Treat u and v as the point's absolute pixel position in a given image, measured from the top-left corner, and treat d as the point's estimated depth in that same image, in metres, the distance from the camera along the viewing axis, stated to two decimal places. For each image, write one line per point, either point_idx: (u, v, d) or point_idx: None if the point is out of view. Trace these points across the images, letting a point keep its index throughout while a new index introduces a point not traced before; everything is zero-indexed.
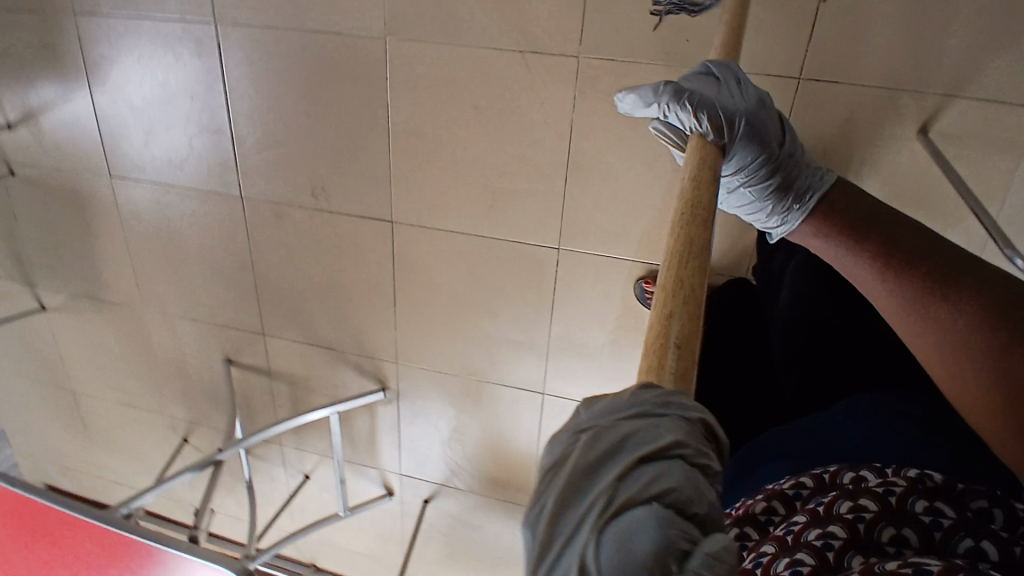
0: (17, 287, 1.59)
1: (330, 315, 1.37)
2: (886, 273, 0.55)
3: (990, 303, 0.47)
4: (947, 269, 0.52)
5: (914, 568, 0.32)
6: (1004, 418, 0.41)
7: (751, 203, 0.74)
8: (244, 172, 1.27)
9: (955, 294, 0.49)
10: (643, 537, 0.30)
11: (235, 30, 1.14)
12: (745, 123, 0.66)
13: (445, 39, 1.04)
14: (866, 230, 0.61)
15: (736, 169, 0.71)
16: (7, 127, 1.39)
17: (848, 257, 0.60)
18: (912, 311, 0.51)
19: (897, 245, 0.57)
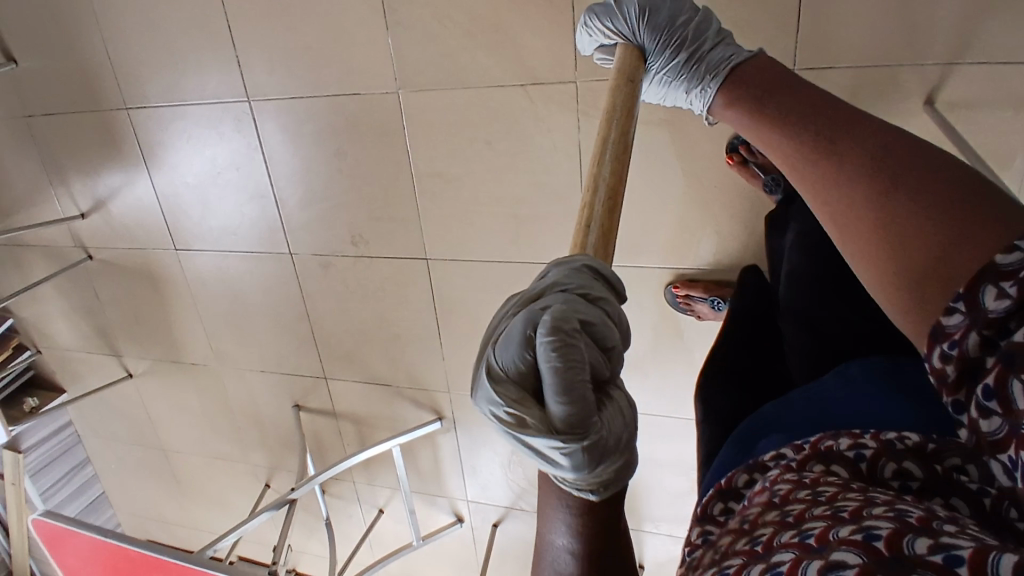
0: (106, 359, 1.76)
1: (383, 354, 1.45)
2: (788, 139, 0.61)
3: (870, 152, 0.53)
4: (833, 125, 0.58)
5: (865, 535, 0.34)
6: (894, 246, 0.48)
7: (680, 93, 0.80)
8: (290, 230, 1.37)
9: (843, 149, 0.55)
10: (519, 333, 0.45)
11: (267, 104, 1.25)
12: (649, 13, 0.76)
13: (453, 84, 1.11)
14: (774, 100, 0.65)
15: (658, 64, 0.79)
16: (81, 217, 1.55)
17: (757, 130, 0.65)
18: (817, 174, 0.57)
19: (791, 108, 0.62)
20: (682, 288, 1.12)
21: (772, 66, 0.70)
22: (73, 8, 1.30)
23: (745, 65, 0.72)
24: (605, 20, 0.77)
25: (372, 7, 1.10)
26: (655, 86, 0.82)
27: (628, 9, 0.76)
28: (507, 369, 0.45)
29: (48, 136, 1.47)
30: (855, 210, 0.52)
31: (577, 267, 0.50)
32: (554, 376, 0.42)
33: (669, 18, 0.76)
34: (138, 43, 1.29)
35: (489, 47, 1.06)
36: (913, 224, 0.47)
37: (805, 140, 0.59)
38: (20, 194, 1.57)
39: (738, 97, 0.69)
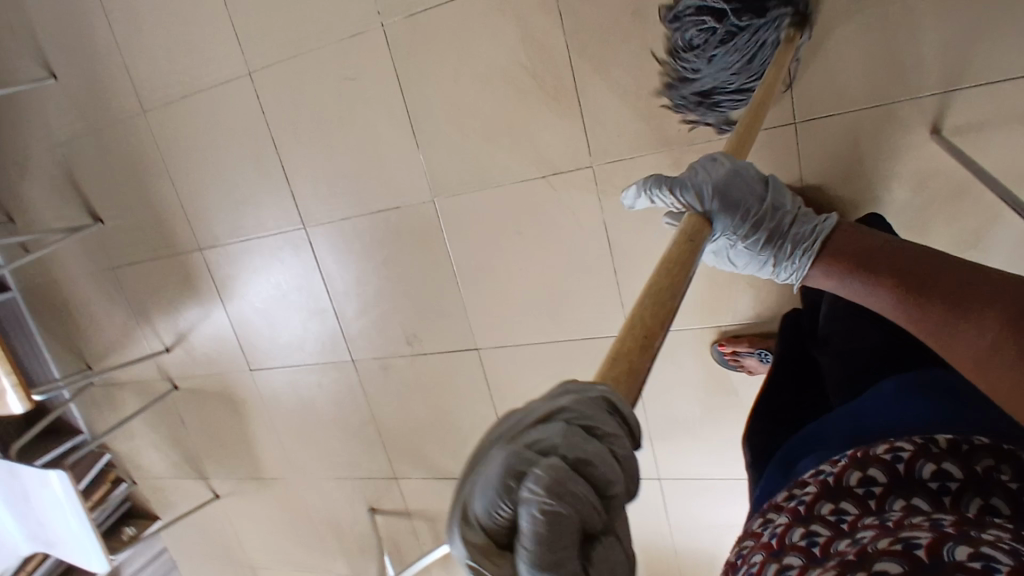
0: (194, 483, 1.85)
1: (447, 447, 1.48)
2: (907, 300, 0.55)
3: (1009, 307, 0.47)
4: (955, 285, 0.53)
5: (904, 544, 0.35)
6: None
7: (760, 265, 0.76)
8: (350, 338, 1.46)
9: (976, 309, 0.49)
10: (495, 468, 0.38)
11: (319, 227, 1.38)
12: (724, 192, 0.70)
13: (481, 184, 1.22)
14: (871, 257, 0.62)
15: (730, 237, 0.74)
16: (165, 351, 1.70)
17: (863, 286, 0.61)
18: (951, 338, 0.51)
19: (904, 267, 0.58)
20: (728, 345, 1.12)
21: (864, 233, 0.67)
22: (153, 170, 1.51)
23: (834, 235, 0.69)
24: (676, 191, 0.69)
25: (402, 129, 1.23)
26: (726, 254, 0.78)
27: (700, 186, 0.69)
28: (484, 511, 0.38)
29: (137, 282, 1.66)
30: (1003, 382, 0.45)
31: (589, 396, 0.44)
32: (528, 532, 0.36)
33: (742, 195, 0.71)
34: (205, 192, 1.47)
35: (509, 147, 1.17)
36: None
37: (929, 302, 0.53)
38: (112, 339, 1.75)
39: (840, 264, 0.66)
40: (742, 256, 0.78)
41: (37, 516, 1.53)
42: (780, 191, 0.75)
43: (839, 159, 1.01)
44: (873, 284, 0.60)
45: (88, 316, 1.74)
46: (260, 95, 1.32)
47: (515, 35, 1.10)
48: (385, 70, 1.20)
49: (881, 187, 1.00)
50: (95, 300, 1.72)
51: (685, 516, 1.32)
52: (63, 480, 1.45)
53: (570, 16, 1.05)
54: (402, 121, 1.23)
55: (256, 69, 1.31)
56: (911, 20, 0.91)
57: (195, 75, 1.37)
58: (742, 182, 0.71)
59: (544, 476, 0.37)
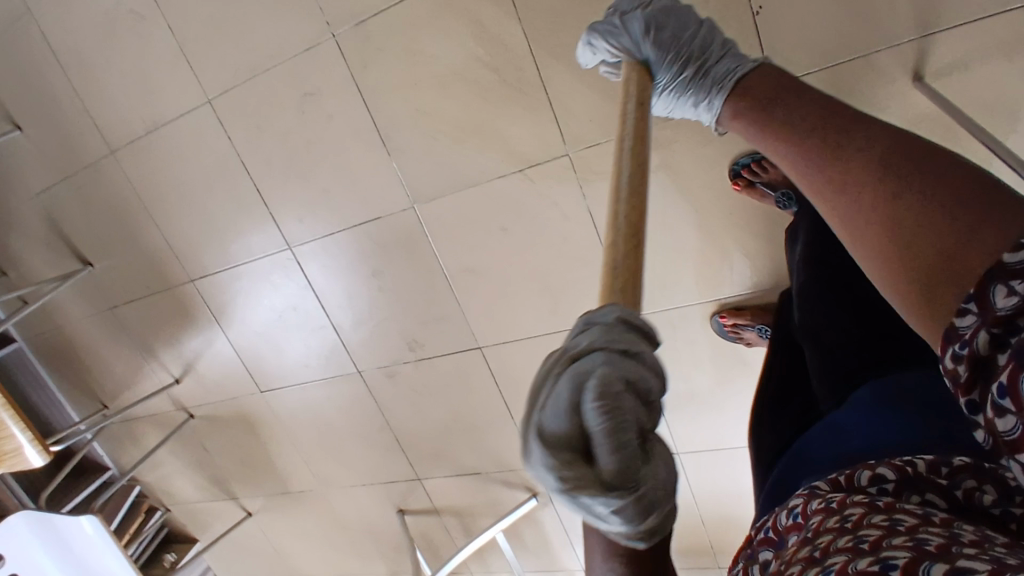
0: (225, 503, 1.89)
1: (465, 444, 1.48)
2: (792, 140, 0.57)
3: (878, 146, 0.49)
4: (838, 124, 0.54)
5: (880, 564, 0.31)
6: (903, 257, 0.42)
7: (691, 106, 0.78)
8: (353, 350, 1.46)
9: (850, 146, 0.51)
10: (567, 395, 0.38)
11: (304, 246, 1.37)
12: (650, 32, 0.77)
13: (459, 186, 1.19)
14: (771, 103, 0.64)
15: (665, 79, 0.79)
16: (176, 382, 1.71)
17: (760, 132, 0.63)
18: (825, 181, 0.52)
19: (797, 112, 0.59)
20: (728, 317, 1.10)
21: (776, 77, 0.67)
22: (132, 209, 1.49)
23: (750, 76, 0.70)
24: (604, 35, 0.77)
25: (370, 139, 1.20)
26: (667, 102, 0.81)
27: (631, 26, 0.77)
28: (555, 431, 0.37)
29: (137, 319, 1.66)
30: (858, 205, 0.48)
31: (611, 321, 0.42)
32: (604, 433, 0.36)
33: (671, 33, 0.77)
34: (186, 223, 1.45)
35: (481, 144, 1.14)
36: (920, 216, 0.42)
37: (810, 140, 0.55)
38: (121, 376, 1.76)
39: (745, 109, 0.67)
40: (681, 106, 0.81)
41: (75, 560, 1.57)
42: (717, 35, 0.78)
43: None
44: (766, 131, 0.62)
45: (96, 357, 1.75)
46: (223, 122, 1.29)
47: (470, 30, 1.06)
48: (343, 82, 1.17)
49: None
50: (99, 341, 1.73)
51: (709, 486, 1.32)
52: (95, 524, 1.48)
53: (524, 4, 1.01)
54: (368, 131, 1.20)
55: (214, 96, 1.27)
56: None
57: (155, 109, 1.34)
58: (670, 23, 0.77)
59: (605, 390, 0.38)
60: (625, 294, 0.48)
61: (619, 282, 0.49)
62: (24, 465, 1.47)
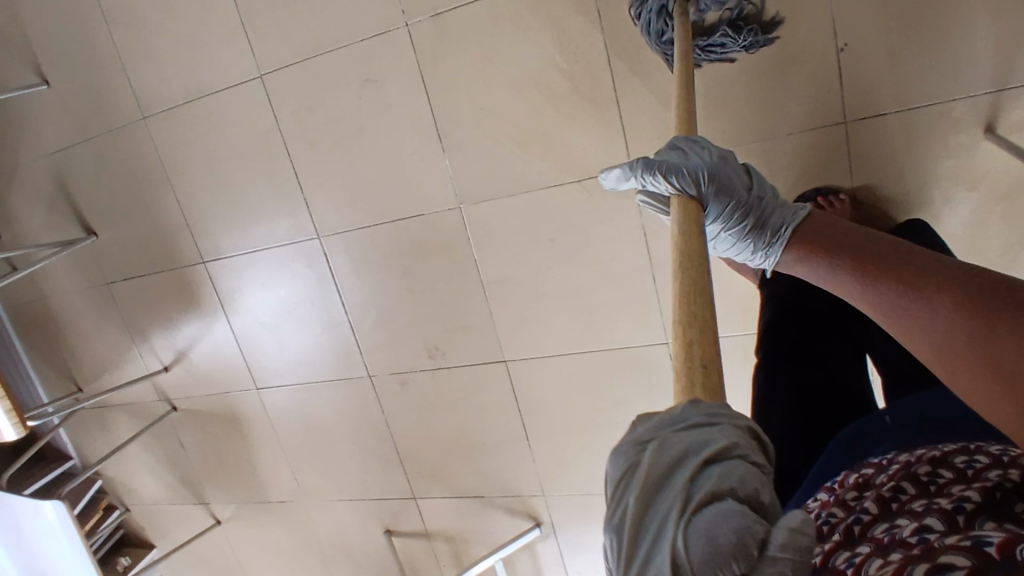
0: (193, 508, 1.75)
1: (471, 464, 1.41)
2: (863, 277, 0.54)
3: (964, 287, 0.47)
4: (914, 265, 0.52)
5: (975, 542, 0.34)
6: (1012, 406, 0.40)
7: (741, 253, 0.76)
8: (368, 353, 1.40)
9: (932, 286, 0.49)
10: (724, 534, 0.40)
11: (336, 237, 1.32)
12: (711, 179, 0.71)
13: (512, 191, 1.17)
14: (834, 241, 0.61)
15: (715, 224, 0.76)
16: (164, 370, 1.61)
17: (822, 268, 0.60)
18: (906, 321, 0.49)
19: (868, 251, 0.56)
20: None
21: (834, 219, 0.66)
22: (151, 180, 1.43)
23: (807, 223, 0.67)
24: (671, 177, 0.70)
25: (426, 133, 1.18)
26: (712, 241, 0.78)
27: (693, 170, 0.71)
28: (703, 565, 0.40)
29: (132, 299, 1.57)
30: (957, 350, 0.45)
31: (741, 430, 0.46)
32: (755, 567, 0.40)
33: (727, 183, 0.73)
34: (209, 202, 1.39)
35: (542, 150, 1.13)
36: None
37: (885, 279, 0.53)
38: (103, 358, 1.65)
39: (804, 249, 0.64)
40: (723, 246, 0.78)
41: (30, 548, 1.43)
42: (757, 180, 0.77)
43: (890, 160, 0.98)
44: (832, 267, 0.58)
45: (81, 336, 1.65)
46: (272, 99, 1.26)
47: (550, 33, 1.06)
48: (408, 73, 1.15)
49: (932, 188, 0.98)
50: (88, 318, 1.63)
51: None
52: (60, 508, 1.35)
53: (609, 14, 1.02)
54: (426, 125, 1.18)
55: (269, 72, 1.24)
56: (968, 17, 0.90)
57: (200, 79, 1.30)
58: (726, 171, 0.73)
59: (783, 537, 0.40)
60: (707, 387, 0.50)
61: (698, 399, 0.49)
62: None
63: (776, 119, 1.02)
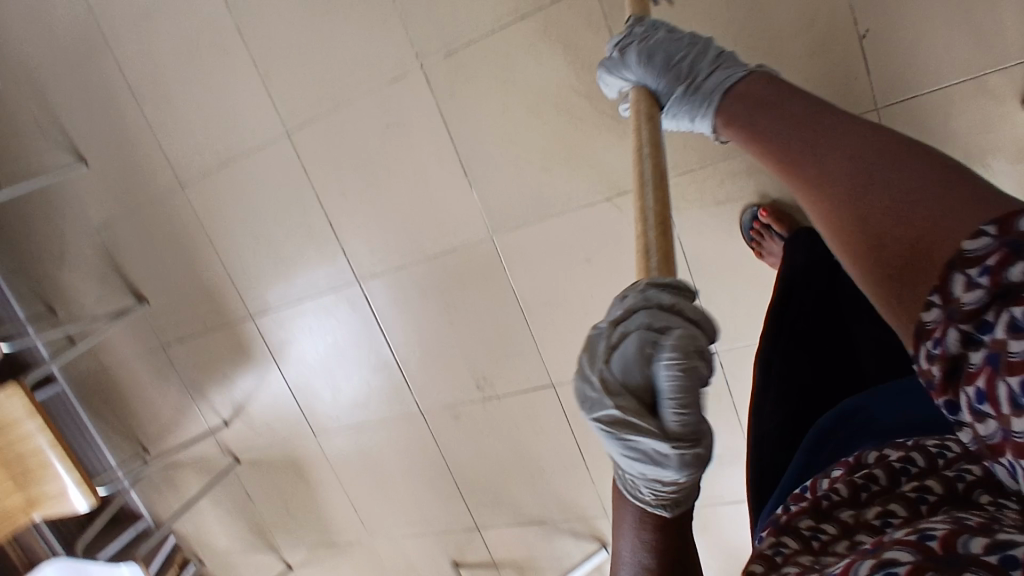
0: (264, 556, 1.79)
1: (531, 489, 1.40)
2: (768, 134, 0.57)
3: (853, 141, 0.49)
4: (813, 119, 0.54)
5: (919, 534, 0.33)
6: (870, 260, 0.43)
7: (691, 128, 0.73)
8: (417, 389, 1.41)
9: (822, 142, 0.51)
10: (631, 356, 0.48)
11: (375, 279, 1.34)
12: (646, 59, 0.75)
13: (543, 216, 1.17)
14: (750, 101, 0.62)
15: (664, 103, 0.75)
16: (224, 425, 1.66)
17: (737, 130, 0.62)
18: (796, 174, 0.52)
19: (777, 110, 0.58)
20: (767, 215, 1.02)
21: (769, 80, 0.63)
22: (195, 244, 1.48)
23: (740, 84, 0.65)
24: (616, 66, 0.78)
25: (452, 168, 1.19)
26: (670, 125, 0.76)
27: (631, 55, 0.77)
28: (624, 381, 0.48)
29: (188, 358, 1.62)
30: (831, 197, 0.48)
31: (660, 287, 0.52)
32: (672, 395, 0.45)
33: (665, 57, 0.75)
34: (251, 258, 1.44)
35: (569, 172, 1.12)
36: (888, 210, 0.43)
37: (785, 133, 0.55)
38: (166, 418, 1.71)
39: (722, 106, 0.66)
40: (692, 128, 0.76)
41: None
42: (718, 52, 0.73)
43: (926, 140, 0.95)
44: (744, 130, 0.60)
45: (143, 398, 1.71)
46: (301, 154, 1.29)
47: (565, 57, 1.06)
48: (428, 112, 1.17)
49: (976, 163, 0.94)
50: (149, 381, 1.69)
51: None
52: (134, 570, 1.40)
53: (619, 31, 1.02)
54: (452, 160, 1.19)
55: (295, 128, 1.27)
56: None
57: (229, 142, 1.34)
58: (668, 48, 0.75)
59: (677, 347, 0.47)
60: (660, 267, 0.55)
61: (654, 261, 0.56)
62: (61, 510, 1.38)
63: None
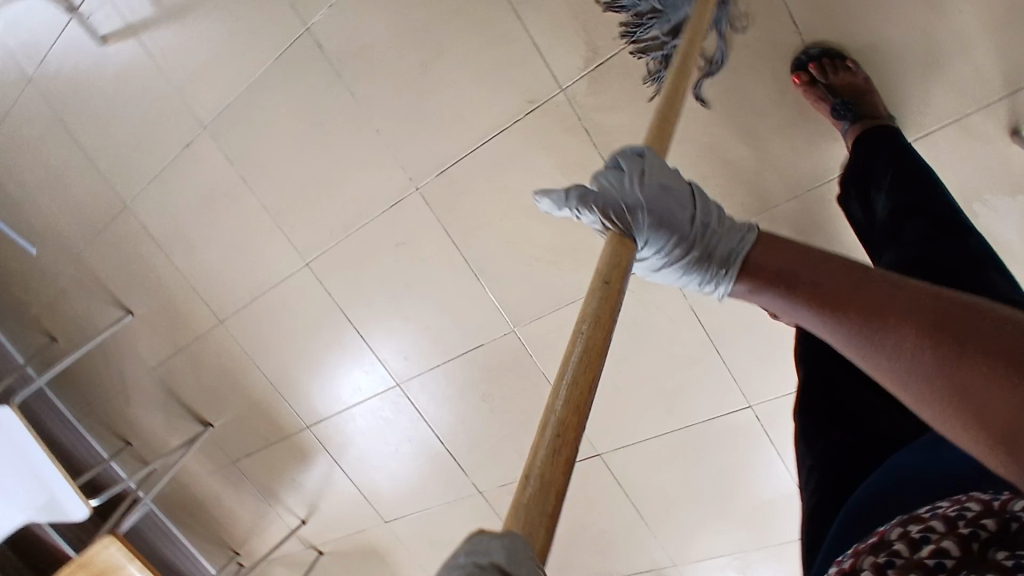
0: None
1: (598, 551, 1.45)
2: (825, 312, 0.55)
3: (926, 319, 0.47)
4: (870, 293, 0.52)
5: None
6: (994, 444, 0.40)
7: (693, 285, 0.72)
8: (473, 473, 1.47)
9: (894, 319, 0.49)
10: None
11: (413, 381, 1.41)
12: (645, 213, 0.68)
13: (558, 305, 1.21)
14: (786, 268, 0.61)
15: (664, 258, 0.70)
16: (302, 522, 1.76)
17: (783, 301, 0.59)
18: (872, 354, 0.50)
19: (821, 280, 0.56)
20: None
21: (788, 243, 0.63)
22: (244, 369, 1.57)
23: (750, 251, 0.65)
24: (606, 212, 0.67)
25: (465, 275, 1.25)
26: (658, 275, 0.73)
27: (632, 205, 0.67)
28: None
29: (257, 470, 1.72)
30: (925, 378, 0.46)
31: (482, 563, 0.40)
32: None
33: (668, 213, 0.68)
34: (297, 375, 1.52)
35: (575, 264, 1.17)
36: (1001, 389, 0.40)
37: (844, 310, 0.53)
38: (248, 524, 1.82)
39: (755, 276, 0.64)
40: (672, 279, 0.73)
41: None
42: (702, 201, 0.71)
43: None
44: (791, 300, 0.58)
45: (224, 509, 1.82)
46: (323, 279, 1.36)
47: (551, 163, 1.10)
48: (433, 228, 1.22)
49: (972, 201, 0.94)
50: (225, 494, 1.80)
51: None
52: None
53: (597, 131, 1.05)
54: (463, 268, 1.24)
55: (313, 259, 1.35)
56: (960, 33, 0.86)
57: (255, 278, 1.42)
58: (670, 201, 0.69)
59: None
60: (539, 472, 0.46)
61: (529, 489, 0.45)
62: None
63: (793, 177, 1.00)
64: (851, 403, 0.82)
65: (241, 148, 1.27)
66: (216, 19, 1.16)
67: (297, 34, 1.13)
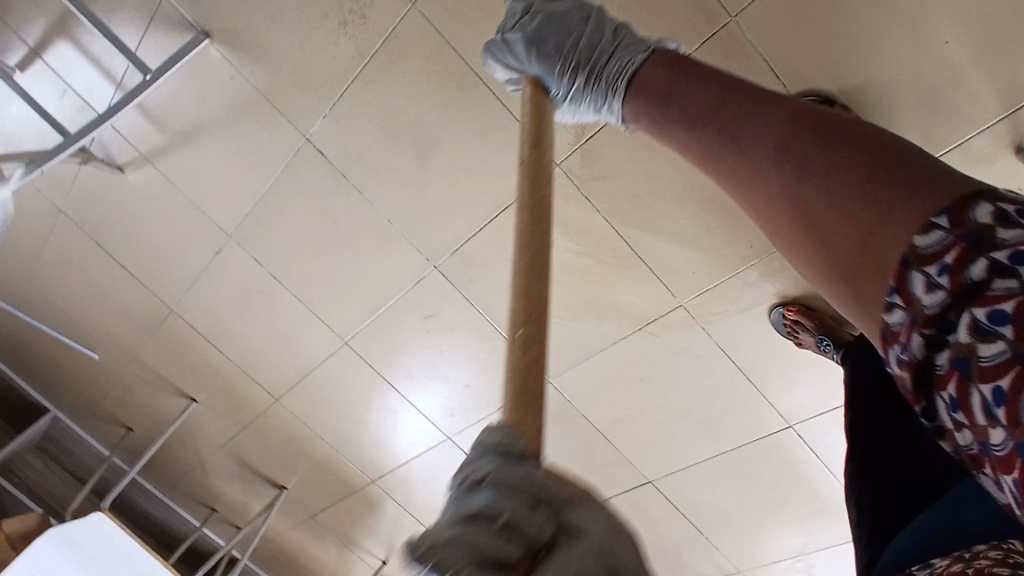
0: None
1: (664, 561, 1.52)
2: (708, 141, 0.61)
3: (785, 144, 0.53)
4: (743, 119, 0.58)
5: None
6: (834, 262, 0.48)
7: (591, 114, 0.77)
8: None
9: (758, 144, 0.56)
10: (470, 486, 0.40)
11: (462, 433, 1.48)
12: (534, 47, 0.76)
13: (587, 355, 1.25)
14: (678, 99, 0.65)
15: (561, 90, 0.78)
16: (383, 561, 1.88)
17: (677, 137, 0.65)
18: (744, 177, 0.58)
19: (707, 112, 0.62)
20: (794, 312, 1.05)
21: (672, 70, 0.68)
22: (306, 438, 1.66)
23: (648, 74, 0.70)
24: (500, 58, 0.78)
25: (495, 337, 1.30)
26: (567, 110, 0.80)
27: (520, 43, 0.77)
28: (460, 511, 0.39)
29: (334, 522, 1.84)
30: (781, 199, 0.53)
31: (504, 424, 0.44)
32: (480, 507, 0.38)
33: (555, 43, 0.76)
34: (355, 437, 1.61)
35: (598, 318, 1.20)
36: (836, 213, 0.47)
37: (719, 142, 0.60)
38: (335, 567, 1.96)
39: (650, 111, 0.69)
40: (581, 112, 0.79)
41: None
42: (595, 24, 0.77)
43: None
44: (684, 134, 0.64)
45: (311, 557, 1.96)
46: (363, 354, 1.43)
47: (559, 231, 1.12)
48: (457, 299, 1.27)
49: None
50: (310, 544, 1.93)
51: None
52: None
53: (598, 198, 1.07)
54: (492, 331, 1.29)
55: (350, 337, 1.41)
56: (951, 62, 0.85)
57: (301, 359, 1.50)
58: (557, 31, 0.77)
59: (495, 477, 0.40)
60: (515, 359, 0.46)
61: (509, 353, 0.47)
62: None
63: None
64: (893, 448, 0.80)
65: (266, 250, 1.34)
66: (219, 140, 1.21)
67: (298, 145, 1.17)
